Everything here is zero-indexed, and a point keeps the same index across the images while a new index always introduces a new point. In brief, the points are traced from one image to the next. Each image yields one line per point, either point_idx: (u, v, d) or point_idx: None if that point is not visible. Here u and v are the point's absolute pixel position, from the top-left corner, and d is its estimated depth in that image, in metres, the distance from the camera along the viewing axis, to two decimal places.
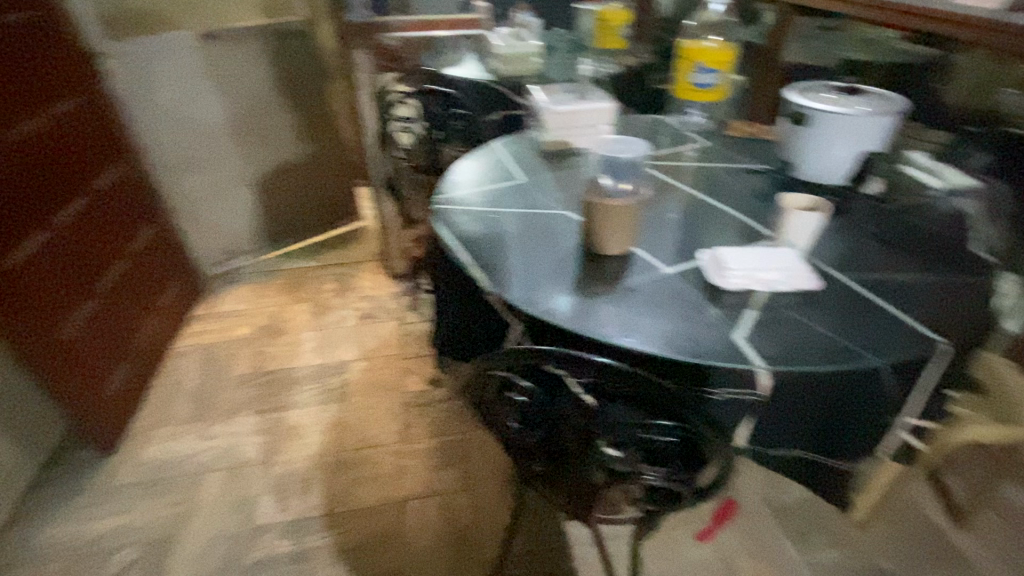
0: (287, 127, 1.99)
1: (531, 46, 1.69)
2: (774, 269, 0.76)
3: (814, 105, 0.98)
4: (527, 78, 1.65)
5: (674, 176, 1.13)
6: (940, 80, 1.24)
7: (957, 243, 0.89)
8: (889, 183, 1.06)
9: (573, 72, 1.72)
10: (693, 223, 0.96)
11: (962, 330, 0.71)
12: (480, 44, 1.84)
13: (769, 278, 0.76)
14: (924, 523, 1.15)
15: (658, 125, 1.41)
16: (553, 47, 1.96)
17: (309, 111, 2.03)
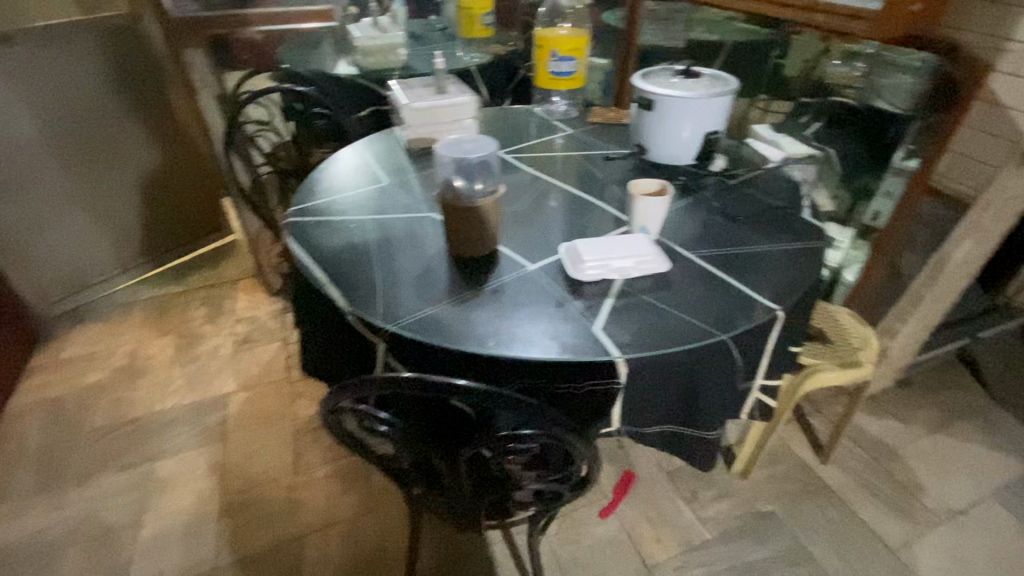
0: (124, 140, 1.73)
1: (392, 38, 1.60)
2: (626, 255, 0.78)
3: (657, 90, 1.02)
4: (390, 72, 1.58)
5: (540, 168, 1.14)
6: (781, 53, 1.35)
7: (789, 210, 0.96)
8: (733, 159, 1.14)
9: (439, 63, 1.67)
10: (556, 214, 0.96)
11: (795, 293, 0.76)
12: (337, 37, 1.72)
13: (621, 265, 0.78)
14: (795, 462, 1.27)
15: (526, 117, 1.42)
16: (418, 37, 1.88)
17: (151, 118, 1.78)
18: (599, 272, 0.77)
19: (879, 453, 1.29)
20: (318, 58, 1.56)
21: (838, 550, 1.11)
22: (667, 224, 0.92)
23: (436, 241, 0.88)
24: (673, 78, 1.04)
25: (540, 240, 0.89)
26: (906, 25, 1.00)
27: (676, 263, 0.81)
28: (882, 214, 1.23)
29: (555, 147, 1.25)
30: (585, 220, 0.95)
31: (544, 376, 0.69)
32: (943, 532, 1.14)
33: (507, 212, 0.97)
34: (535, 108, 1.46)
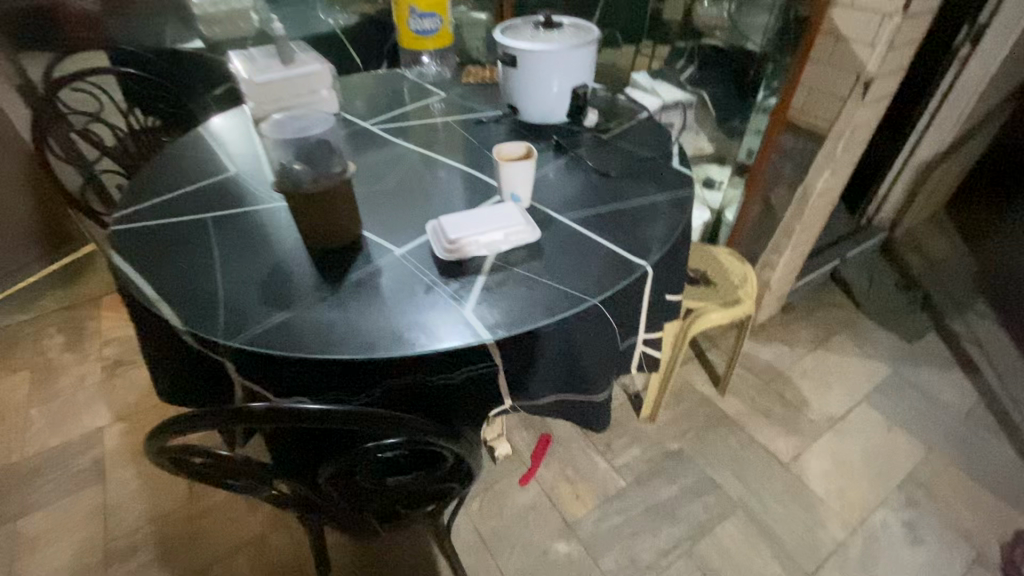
0: None
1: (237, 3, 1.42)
2: (494, 228, 0.73)
3: (519, 45, 0.96)
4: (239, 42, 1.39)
5: (410, 140, 1.06)
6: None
7: (659, 161, 0.95)
8: (608, 111, 1.11)
9: (297, 29, 1.50)
10: (425, 191, 0.90)
11: (664, 245, 0.76)
12: None
13: (490, 239, 0.72)
14: (698, 397, 1.34)
15: (396, 83, 1.31)
16: None
17: None
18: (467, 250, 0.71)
19: (770, 377, 1.39)
20: (148, 31, 1.35)
21: (738, 474, 1.19)
22: (541, 189, 0.89)
23: (288, 234, 0.78)
24: (536, 31, 0.99)
25: (408, 221, 0.82)
26: None
27: (548, 230, 0.78)
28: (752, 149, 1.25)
29: (427, 114, 1.16)
30: (458, 194, 0.89)
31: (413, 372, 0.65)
32: (825, 439, 1.25)
33: (372, 193, 0.89)
34: (405, 72, 1.36)
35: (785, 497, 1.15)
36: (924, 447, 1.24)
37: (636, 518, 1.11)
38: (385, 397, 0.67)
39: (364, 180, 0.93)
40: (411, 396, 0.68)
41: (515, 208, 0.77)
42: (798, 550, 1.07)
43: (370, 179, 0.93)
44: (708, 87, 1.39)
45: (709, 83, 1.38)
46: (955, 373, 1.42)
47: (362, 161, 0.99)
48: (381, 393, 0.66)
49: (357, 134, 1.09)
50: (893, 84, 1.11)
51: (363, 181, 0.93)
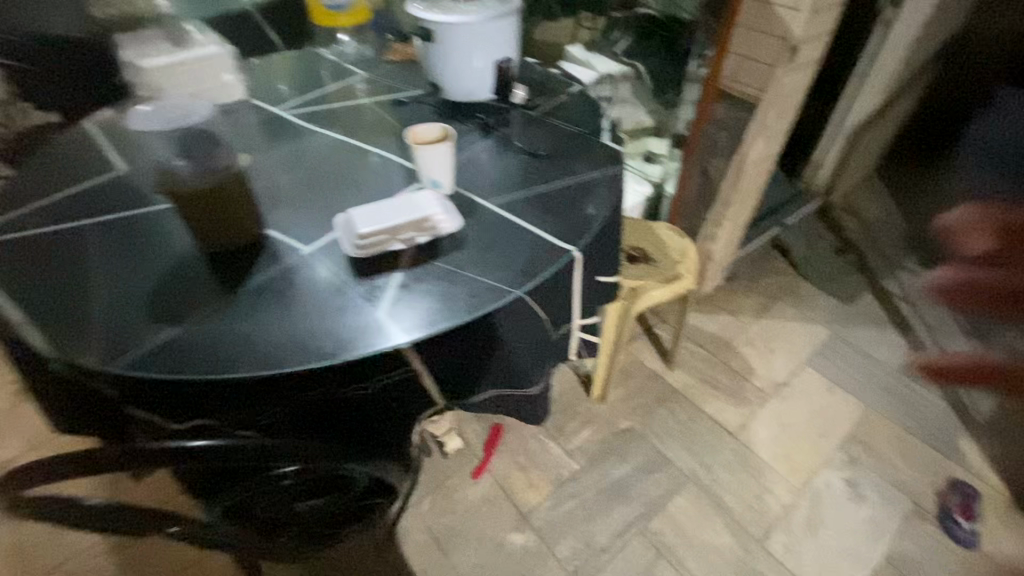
0: None
1: None
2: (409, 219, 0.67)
3: (436, 17, 0.90)
4: None
5: (326, 125, 0.98)
6: None
7: (588, 137, 0.91)
8: (534, 88, 1.06)
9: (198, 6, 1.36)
10: (338, 182, 0.83)
11: (592, 226, 0.73)
12: None
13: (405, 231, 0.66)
14: (647, 373, 1.34)
15: (313, 64, 1.21)
16: None
17: None
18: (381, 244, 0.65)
19: (717, 348, 1.41)
20: None
21: (689, 447, 1.19)
22: (463, 173, 0.84)
23: (175, 237, 0.69)
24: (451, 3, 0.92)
25: (318, 217, 0.75)
26: None
27: (470, 217, 0.73)
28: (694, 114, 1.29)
29: (344, 96, 1.08)
30: (375, 184, 0.82)
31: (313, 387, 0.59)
32: (770, 405, 1.28)
33: (280, 188, 0.81)
34: (323, 51, 1.26)
35: (733, 465, 1.17)
36: (863, 404, 1.29)
37: (590, 500, 1.11)
38: (289, 414, 0.61)
39: (267, 175, 0.85)
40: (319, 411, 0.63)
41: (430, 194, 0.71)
42: (748, 517, 1.09)
43: (278, 172, 0.86)
44: (642, 58, 1.37)
45: (643, 54, 1.37)
46: (888, 331, 1.48)
47: (267, 153, 0.90)
48: (282, 410, 0.60)
49: (265, 120, 0.99)
50: (818, 49, 1.10)
51: (264, 177, 0.84)
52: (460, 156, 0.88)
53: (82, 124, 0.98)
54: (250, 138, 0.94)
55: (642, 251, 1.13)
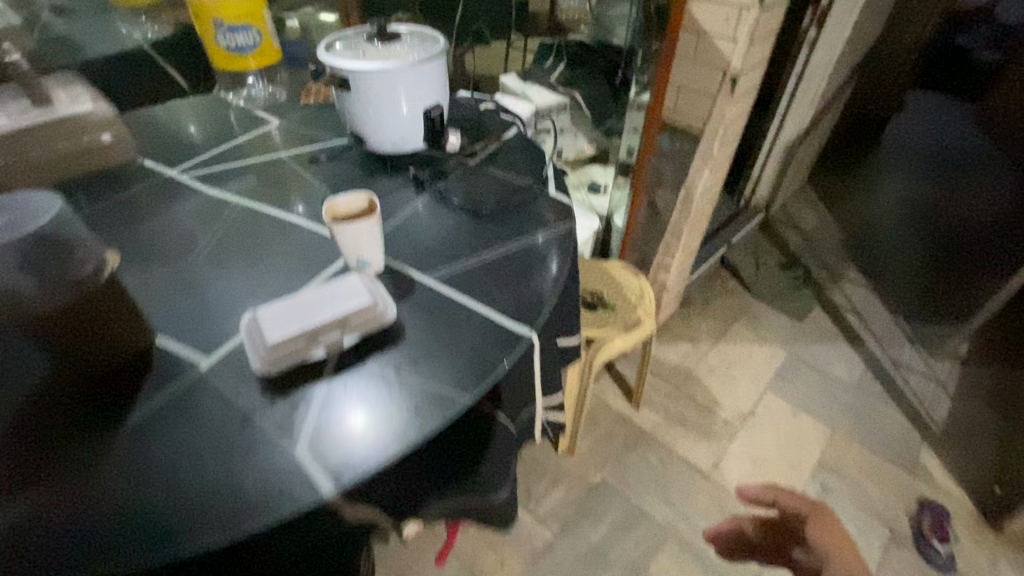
0: None
1: None
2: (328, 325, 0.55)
3: (350, 64, 0.79)
4: None
5: (232, 189, 0.85)
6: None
7: (533, 189, 0.83)
8: (469, 133, 0.97)
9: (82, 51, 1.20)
10: (247, 266, 0.70)
11: (547, 298, 0.64)
12: None
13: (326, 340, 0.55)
14: (613, 417, 1.27)
15: (218, 113, 1.07)
16: None
17: None
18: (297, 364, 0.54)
19: (680, 380, 1.36)
20: None
21: (665, 498, 1.13)
22: (397, 244, 0.73)
23: (21, 365, 0.54)
24: (366, 48, 0.81)
25: (221, 318, 0.62)
26: None
27: (409, 300, 0.63)
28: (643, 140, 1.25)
29: (253, 150, 0.94)
30: (293, 264, 0.70)
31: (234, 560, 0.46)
32: (740, 439, 1.24)
33: (178, 280, 0.68)
34: (230, 96, 1.12)
35: (710, 511, 1.12)
36: (827, 427, 1.28)
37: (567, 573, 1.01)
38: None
39: (158, 264, 0.71)
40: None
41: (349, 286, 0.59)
42: (732, 569, 1.03)
43: (173, 255, 0.72)
44: (578, 87, 1.34)
45: (579, 82, 1.34)
46: (842, 346, 1.49)
47: (161, 233, 0.76)
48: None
49: (156, 187, 0.85)
50: (757, 77, 1.08)
51: (153, 268, 0.70)
52: (391, 221, 0.78)
53: None
54: (138, 213, 0.79)
55: (598, 296, 1.06)
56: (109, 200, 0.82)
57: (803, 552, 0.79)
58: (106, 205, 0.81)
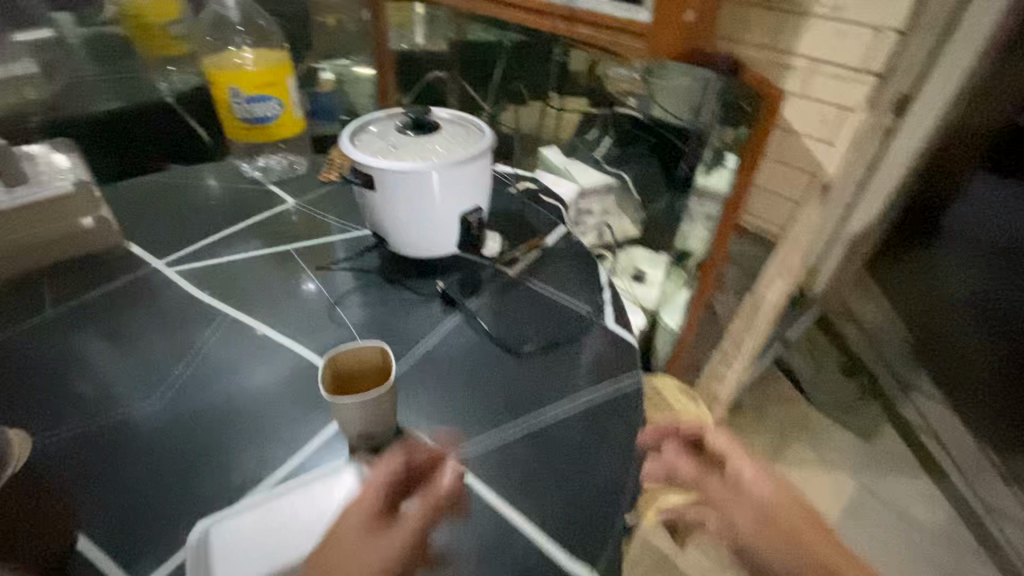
0: None
1: None
2: (369, 537, 0.38)
3: (380, 163, 0.65)
4: None
5: (229, 289, 0.72)
6: (557, 62, 1.17)
7: (587, 319, 0.68)
8: (509, 232, 0.84)
9: None
10: (228, 409, 0.56)
11: (610, 515, 0.46)
12: None
13: (359, 558, 0.36)
14: (651, 557, 1.07)
15: (232, 184, 0.97)
16: None
17: None
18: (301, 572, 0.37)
19: None
20: None
21: None
22: (415, 395, 0.57)
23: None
24: (396, 142, 0.69)
25: (174, 494, 0.48)
26: (682, 38, 0.79)
27: None
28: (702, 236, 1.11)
29: (262, 235, 0.82)
30: (285, 411, 0.55)
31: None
32: None
33: (137, 424, 0.54)
34: (246, 165, 1.02)
35: None
36: None
37: None
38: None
39: (120, 396, 0.57)
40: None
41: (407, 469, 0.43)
42: None
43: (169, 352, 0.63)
44: (628, 167, 1.24)
45: (629, 162, 1.22)
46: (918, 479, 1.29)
47: (137, 346, 0.63)
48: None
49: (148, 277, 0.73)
50: (846, 182, 0.95)
51: (112, 401, 0.56)
52: (409, 356, 0.62)
53: None
54: (118, 316, 0.67)
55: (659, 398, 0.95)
56: (93, 294, 0.70)
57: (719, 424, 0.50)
58: (88, 301, 0.69)
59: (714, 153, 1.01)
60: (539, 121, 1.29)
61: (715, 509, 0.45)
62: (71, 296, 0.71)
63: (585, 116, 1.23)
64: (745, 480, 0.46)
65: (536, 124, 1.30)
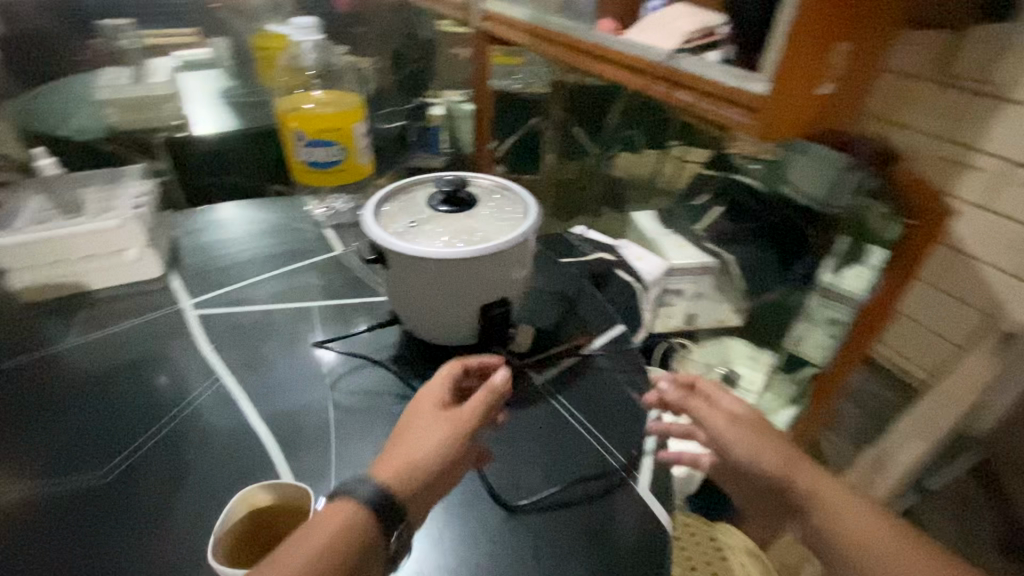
0: None
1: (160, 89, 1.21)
2: (441, 410, 0.48)
3: (395, 241, 0.56)
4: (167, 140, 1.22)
5: (218, 371, 0.67)
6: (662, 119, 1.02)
7: (612, 479, 0.51)
8: (548, 325, 0.71)
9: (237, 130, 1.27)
10: (121, 535, 0.49)
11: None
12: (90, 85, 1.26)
13: (437, 431, 0.45)
14: None
15: (295, 227, 0.96)
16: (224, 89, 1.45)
17: None
18: (397, 451, 0.44)
19: None
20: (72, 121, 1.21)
21: None
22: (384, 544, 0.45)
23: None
24: (419, 219, 0.59)
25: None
26: (813, 114, 0.62)
27: None
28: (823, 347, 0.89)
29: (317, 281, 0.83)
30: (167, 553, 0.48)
31: (315, 536, 0.37)
32: None
33: (41, 525, 0.50)
34: (311, 206, 1.03)
35: None
36: None
37: None
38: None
39: (57, 470, 0.55)
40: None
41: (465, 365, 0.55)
42: None
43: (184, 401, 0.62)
44: (733, 245, 0.98)
45: (736, 240, 0.97)
46: None
47: (98, 416, 0.60)
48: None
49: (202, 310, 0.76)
50: None
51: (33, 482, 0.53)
52: None
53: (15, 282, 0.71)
54: (103, 372, 0.66)
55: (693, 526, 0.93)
56: (96, 336, 0.71)
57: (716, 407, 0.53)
58: (90, 340, 0.70)
59: (847, 256, 0.81)
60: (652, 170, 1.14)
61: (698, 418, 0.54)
62: (80, 329, 0.71)
63: (699, 176, 1.04)
64: (727, 411, 0.52)
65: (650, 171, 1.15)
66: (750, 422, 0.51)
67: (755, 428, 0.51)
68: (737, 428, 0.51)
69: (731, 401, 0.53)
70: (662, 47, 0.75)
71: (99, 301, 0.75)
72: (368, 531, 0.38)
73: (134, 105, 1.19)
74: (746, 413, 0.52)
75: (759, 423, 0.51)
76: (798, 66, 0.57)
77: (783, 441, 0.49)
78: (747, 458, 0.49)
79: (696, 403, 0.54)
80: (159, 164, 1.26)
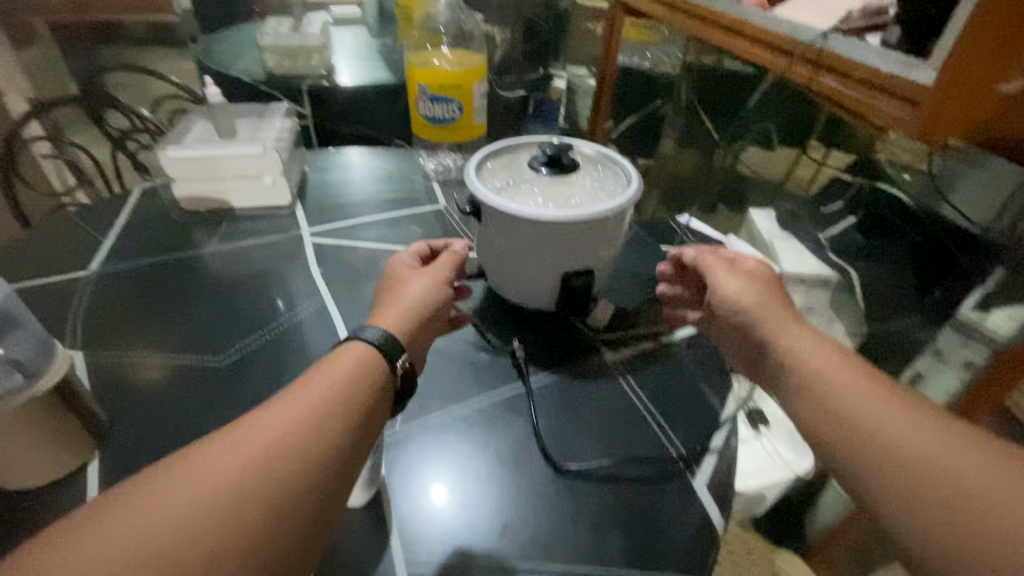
0: None
1: (314, 39, 1.34)
2: (414, 272, 0.56)
3: (491, 195, 0.57)
4: (311, 83, 1.34)
5: (321, 295, 0.73)
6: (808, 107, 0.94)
7: (670, 463, 0.50)
8: (632, 307, 0.69)
9: (370, 82, 1.36)
10: (225, 404, 0.56)
11: None
12: (260, 31, 1.43)
13: (416, 283, 0.53)
14: None
15: (407, 177, 1.02)
16: (368, 46, 1.57)
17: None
18: (388, 309, 0.51)
19: None
20: (241, 64, 1.38)
21: None
22: (440, 477, 0.48)
23: (116, 402, 0.55)
24: (520, 179, 0.60)
25: (123, 468, 0.48)
26: (984, 116, 0.53)
27: None
28: (948, 392, 0.73)
29: (418, 226, 0.89)
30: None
31: (335, 365, 0.43)
32: None
33: (169, 380, 0.58)
34: (424, 159, 1.09)
35: None
36: None
37: None
38: (233, 471, 0.34)
39: (185, 348, 0.63)
40: (284, 503, 0.34)
41: (427, 245, 0.62)
42: None
43: (273, 318, 0.69)
44: (866, 257, 0.87)
45: (882, 244, 0.85)
46: None
47: (224, 311, 0.69)
48: (234, 457, 0.35)
49: (319, 239, 0.84)
50: None
51: (164, 350, 0.62)
52: (450, 412, 0.54)
53: (178, 190, 0.82)
54: (230, 279, 0.75)
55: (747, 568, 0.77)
56: (231, 248, 0.81)
57: (726, 265, 0.58)
58: (224, 250, 0.80)
59: (1004, 289, 0.66)
60: (779, 174, 1.04)
61: (713, 272, 0.58)
62: (221, 240, 0.82)
63: (837, 181, 0.93)
64: (739, 266, 0.57)
65: (784, 172, 1.03)
66: (756, 275, 0.56)
67: (757, 279, 0.55)
68: (744, 276, 0.56)
69: (746, 261, 0.58)
70: (817, 20, 0.67)
71: (238, 219, 0.86)
72: (377, 363, 0.44)
73: (291, 51, 1.34)
74: (757, 270, 0.56)
75: (765, 277, 0.55)
76: (981, 52, 0.48)
77: (777, 296, 0.53)
78: (735, 293, 0.54)
79: (709, 261, 0.59)
80: (302, 110, 1.37)
